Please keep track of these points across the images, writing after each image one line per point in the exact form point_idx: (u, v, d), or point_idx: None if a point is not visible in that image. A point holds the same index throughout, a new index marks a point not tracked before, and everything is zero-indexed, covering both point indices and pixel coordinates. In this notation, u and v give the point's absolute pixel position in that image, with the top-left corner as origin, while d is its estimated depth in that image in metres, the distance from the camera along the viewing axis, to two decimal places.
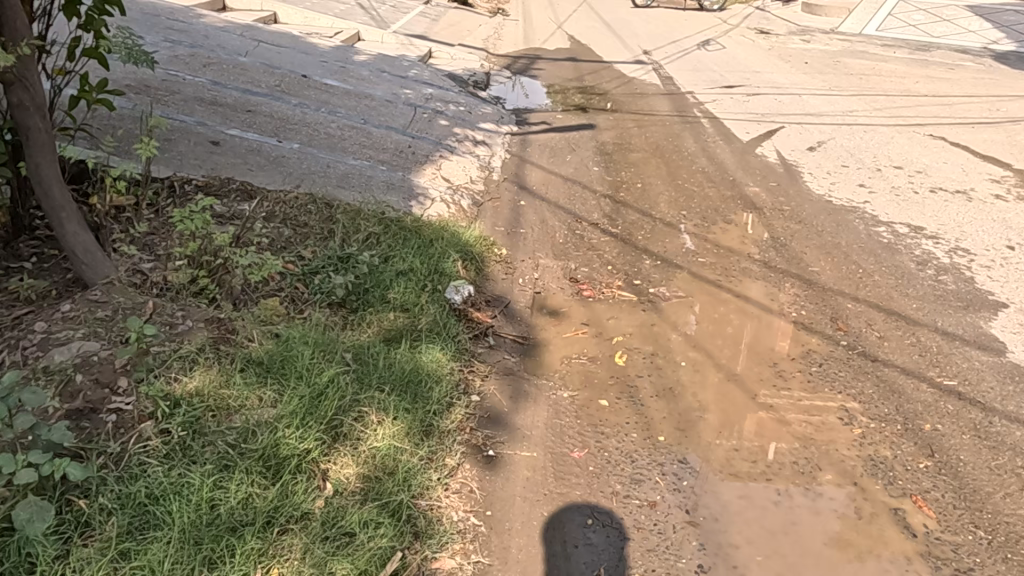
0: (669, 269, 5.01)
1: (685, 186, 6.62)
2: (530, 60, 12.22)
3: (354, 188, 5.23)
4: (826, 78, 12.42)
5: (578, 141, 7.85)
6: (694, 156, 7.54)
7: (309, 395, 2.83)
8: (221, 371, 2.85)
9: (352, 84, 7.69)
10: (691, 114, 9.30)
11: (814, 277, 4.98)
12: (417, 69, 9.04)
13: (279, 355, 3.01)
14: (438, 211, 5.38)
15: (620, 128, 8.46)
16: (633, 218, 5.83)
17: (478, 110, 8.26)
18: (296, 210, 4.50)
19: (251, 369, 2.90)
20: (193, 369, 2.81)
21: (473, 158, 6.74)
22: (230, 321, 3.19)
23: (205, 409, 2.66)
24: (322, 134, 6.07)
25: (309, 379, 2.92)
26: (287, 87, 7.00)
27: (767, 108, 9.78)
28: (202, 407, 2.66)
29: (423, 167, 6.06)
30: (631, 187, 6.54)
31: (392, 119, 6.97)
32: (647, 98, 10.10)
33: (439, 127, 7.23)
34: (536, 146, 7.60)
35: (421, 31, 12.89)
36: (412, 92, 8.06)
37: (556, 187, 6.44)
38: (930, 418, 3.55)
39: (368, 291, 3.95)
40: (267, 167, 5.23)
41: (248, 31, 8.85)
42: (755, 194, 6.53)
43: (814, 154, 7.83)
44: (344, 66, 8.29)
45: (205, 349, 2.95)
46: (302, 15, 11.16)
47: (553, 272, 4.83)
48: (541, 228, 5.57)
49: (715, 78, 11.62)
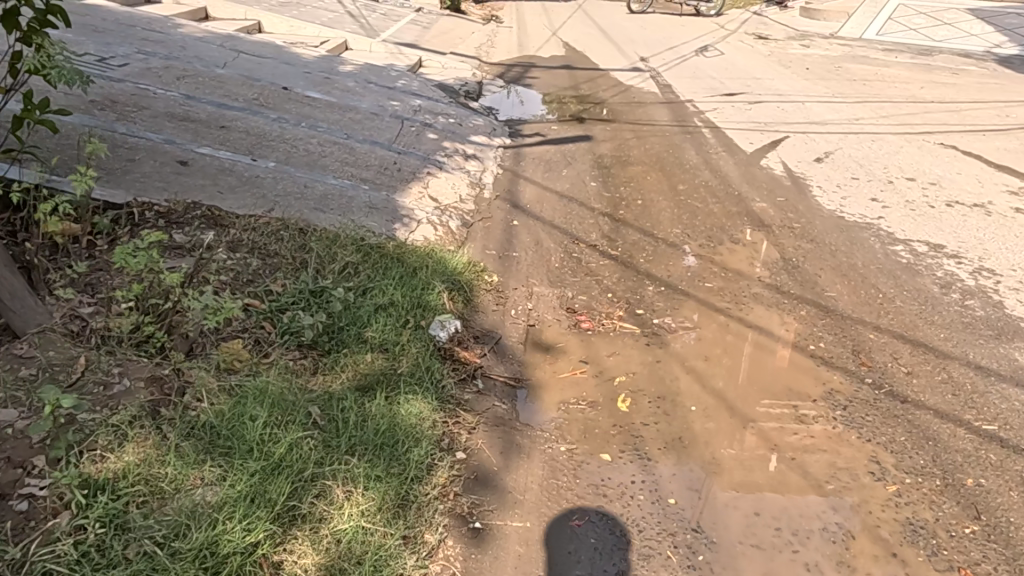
0: (674, 295, 4.63)
1: (687, 202, 6.24)
2: (525, 68, 11.86)
3: (333, 211, 4.84)
4: (828, 84, 12.07)
5: (574, 155, 7.47)
6: (696, 169, 7.17)
7: (260, 474, 2.45)
8: (156, 447, 2.47)
9: (336, 96, 7.31)
10: (691, 124, 8.93)
11: (831, 303, 4.60)
12: (405, 80, 8.67)
13: (228, 423, 2.64)
14: (424, 234, 5.00)
15: (618, 140, 8.10)
16: (634, 239, 5.45)
17: (469, 122, 7.88)
18: (265, 238, 4.12)
19: (192, 443, 2.52)
20: (123, 446, 2.43)
21: (464, 174, 6.36)
22: (176, 379, 2.82)
23: (131, 499, 2.27)
24: (301, 151, 5.68)
25: (260, 453, 2.54)
26: (265, 100, 6.62)
27: (770, 116, 9.42)
28: (128, 496, 2.28)
29: (408, 185, 5.68)
30: (631, 203, 6.16)
31: (377, 133, 6.59)
32: (645, 107, 9.74)
33: (428, 141, 6.85)
34: (530, 159, 7.22)
35: (412, 40, 12.53)
36: (400, 103, 7.69)
37: (552, 205, 6.06)
38: (972, 472, 3.17)
39: (342, 330, 3.57)
40: (238, 188, 4.84)
41: (228, 41, 8.48)
42: (763, 210, 6.15)
43: (822, 166, 7.46)
44: (328, 77, 7.91)
45: (141, 418, 2.57)
46: (288, 24, 10.79)
47: (548, 301, 4.44)
48: (535, 250, 5.19)
49: (715, 86, 11.26)
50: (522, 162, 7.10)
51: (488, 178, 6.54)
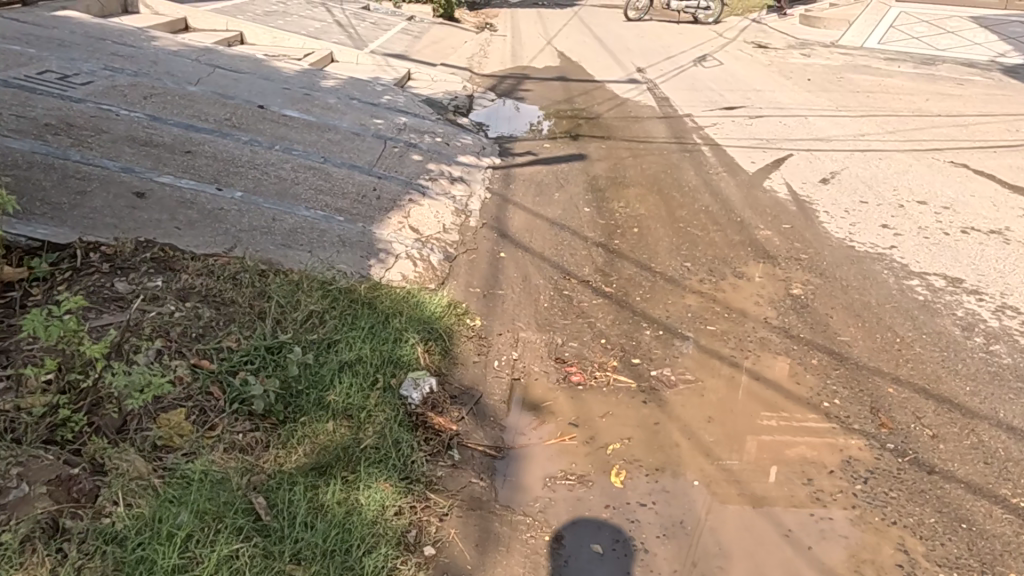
0: (673, 341, 4.24)
1: (687, 230, 5.85)
2: (518, 80, 11.49)
3: (301, 248, 4.46)
4: (831, 96, 11.70)
5: (567, 176, 7.09)
6: (695, 192, 6.79)
7: None
8: None
9: (315, 115, 6.92)
10: (690, 140, 8.55)
11: (845, 349, 4.21)
12: (390, 95, 8.28)
13: (143, 544, 2.29)
14: (402, 271, 4.61)
15: (614, 159, 7.71)
16: (630, 273, 5.07)
17: (456, 141, 7.50)
18: (222, 283, 3.73)
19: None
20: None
21: (449, 200, 5.97)
22: (89, 481, 2.47)
23: None
24: (272, 179, 5.29)
25: None
26: (238, 121, 6.23)
27: (772, 133, 9.04)
28: None
29: (387, 214, 5.29)
30: (626, 232, 5.78)
31: (357, 155, 6.20)
32: (642, 122, 9.36)
33: (411, 163, 6.47)
34: (520, 181, 6.83)
35: (402, 50, 12.16)
36: (383, 121, 7.30)
37: (542, 234, 5.67)
38: (1014, 564, 2.78)
39: (301, 395, 3.19)
40: (199, 222, 4.45)
41: (205, 54, 8.10)
42: (767, 239, 5.77)
43: (828, 188, 7.08)
44: (309, 93, 7.53)
45: (34, 537, 2.24)
46: (271, 35, 10.40)
47: (535, 350, 4.04)
48: (523, 287, 4.80)
49: (714, 99, 10.89)
50: (512, 185, 6.71)
51: (475, 203, 6.15)
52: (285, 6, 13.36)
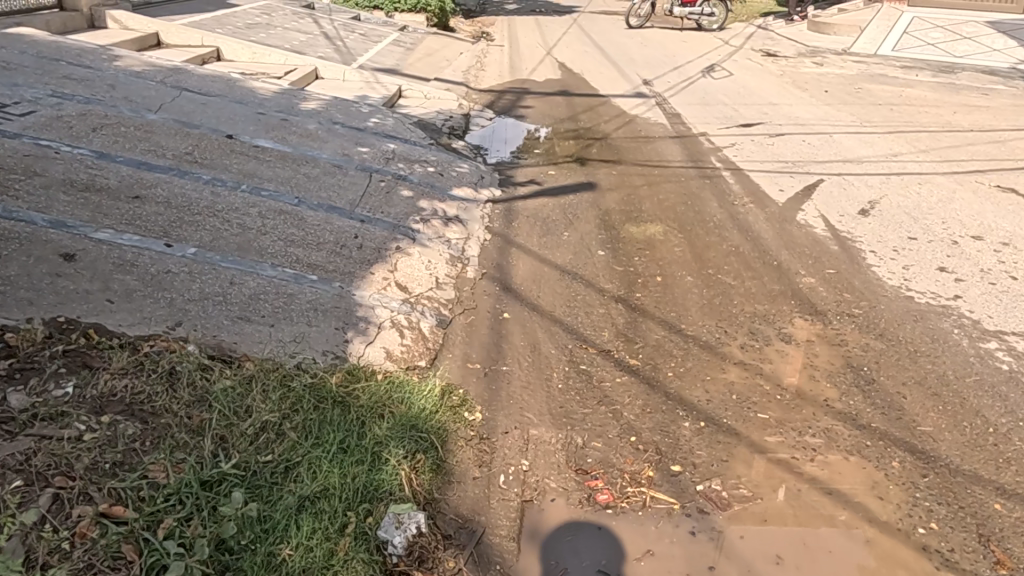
0: (719, 436, 3.45)
1: (717, 279, 5.06)
2: (517, 95, 10.73)
3: (262, 321, 3.68)
4: (853, 110, 10.94)
5: (576, 210, 6.30)
6: (722, 229, 6.00)
7: None
8: None
9: (291, 145, 6.13)
10: (709, 164, 7.78)
11: (930, 446, 3.43)
12: (377, 118, 7.50)
13: None
14: (385, 344, 3.82)
15: (626, 188, 6.93)
16: (657, 337, 4.28)
17: (451, 170, 6.71)
18: (152, 387, 2.93)
19: None
20: None
21: (441, 245, 5.19)
22: None
23: None
24: (235, 229, 4.49)
25: None
26: (201, 155, 5.44)
27: (796, 154, 8.26)
28: None
29: (370, 269, 4.50)
30: (647, 283, 4.98)
31: (336, 193, 5.41)
32: (654, 143, 8.59)
33: (400, 199, 5.68)
34: (522, 218, 6.05)
35: (393, 64, 11.40)
36: (369, 150, 6.51)
37: (550, 286, 4.88)
38: None
39: (245, 553, 2.41)
40: (138, 293, 3.65)
41: (173, 76, 7.32)
42: (812, 289, 4.98)
43: (869, 220, 6.30)
44: (286, 118, 6.75)
45: None
46: (250, 51, 9.57)
47: (549, 454, 3.25)
48: (531, 359, 4.00)
49: (729, 115, 10.13)
50: (514, 222, 5.94)
51: (473, 247, 5.36)
52: (269, 18, 12.58)
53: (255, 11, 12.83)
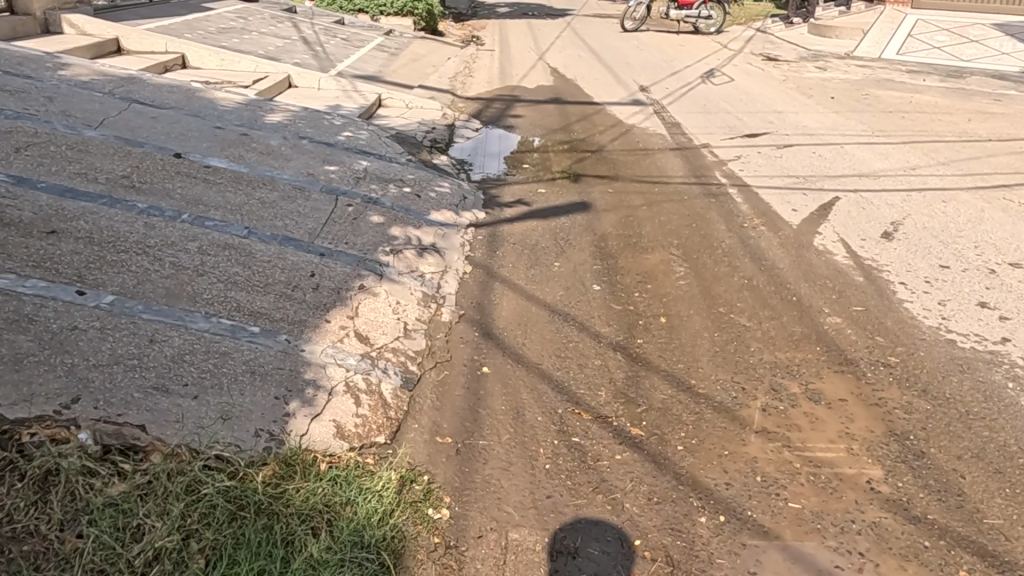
0: (744, 536, 2.80)
1: (729, 320, 4.40)
2: (506, 104, 10.09)
3: (183, 393, 3.01)
4: (862, 117, 10.32)
5: (568, 235, 5.64)
6: (731, 256, 5.36)
7: None
8: None
9: (249, 164, 5.46)
10: (713, 180, 7.15)
11: (1004, 548, 2.78)
12: (350, 132, 6.84)
13: None
14: (335, 415, 3.15)
15: (624, 208, 6.27)
16: (664, 397, 3.63)
17: (429, 190, 6.04)
18: (19, 500, 2.33)
19: None
20: None
21: (413, 282, 4.52)
22: None
23: None
24: (167, 270, 3.83)
25: None
26: (141, 178, 4.78)
27: (807, 167, 7.62)
28: None
29: (325, 315, 3.84)
30: (649, 325, 4.33)
31: (294, 221, 4.74)
32: (653, 156, 7.96)
33: (368, 226, 5.02)
34: (508, 245, 5.39)
35: (374, 71, 10.76)
36: (337, 169, 5.84)
37: (539, 330, 4.22)
38: None
39: None
40: (30, 359, 2.98)
41: (125, 86, 6.65)
42: (839, 332, 4.33)
43: (893, 245, 5.67)
44: (246, 133, 6.08)
45: None
46: (218, 57, 8.89)
47: (533, 570, 2.60)
48: (514, 429, 3.34)
49: (733, 124, 9.50)
50: (499, 251, 5.29)
51: (451, 282, 4.70)
52: (245, 23, 11.92)
53: (231, 16, 12.18)
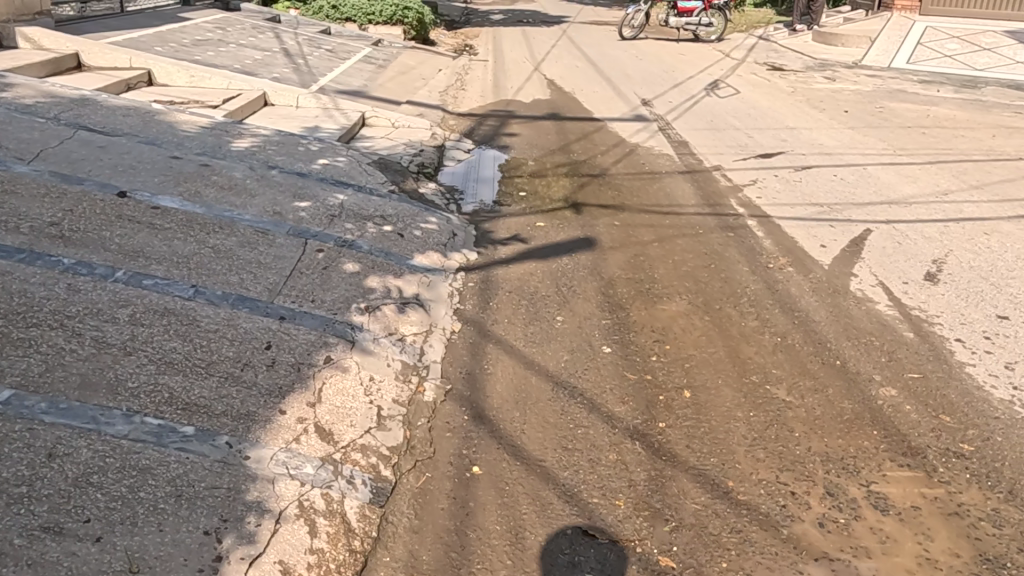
0: None
1: (766, 395, 3.72)
2: (500, 120, 9.43)
3: (79, 535, 2.32)
4: (881, 133, 9.68)
5: (571, 280, 4.96)
6: (759, 306, 4.68)
7: None
8: None
9: (205, 203, 4.77)
10: (730, 208, 6.48)
11: None
12: (327, 159, 6.15)
13: None
14: (282, 554, 2.46)
15: (632, 245, 5.59)
16: (698, 508, 2.94)
17: (413, 227, 5.35)
18: None
19: None
20: None
21: (391, 349, 3.83)
22: None
23: None
24: (85, 349, 3.13)
25: None
26: (72, 224, 4.08)
27: (831, 193, 6.96)
28: None
29: (279, 403, 3.14)
30: (672, 401, 3.64)
31: (251, 275, 4.05)
32: (661, 180, 7.29)
33: (339, 276, 4.32)
34: (504, 295, 4.71)
35: (359, 85, 10.08)
36: (309, 205, 5.14)
37: (540, 410, 3.53)
38: None
39: None
40: None
41: (74, 109, 5.95)
42: (896, 409, 3.66)
43: (940, 289, 5.01)
44: (207, 164, 5.38)
45: None
46: (187, 73, 8.14)
47: None
48: (512, 560, 2.65)
49: (744, 142, 8.84)
50: (492, 302, 4.60)
51: (436, 344, 4.01)
52: (222, 33, 11.24)
53: (208, 26, 11.49)
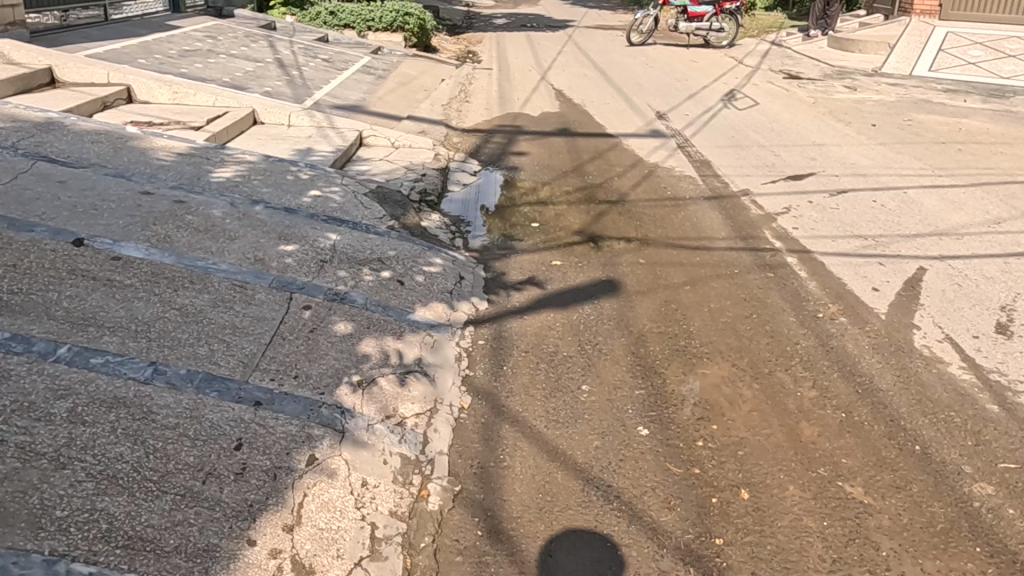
0: None
1: (840, 496, 3.10)
2: (508, 136, 8.81)
3: None
4: (915, 150, 9.05)
5: (595, 336, 4.33)
6: (814, 370, 4.06)
7: None
8: None
9: (176, 250, 4.15)
10: (766, 242, 5.86)
11: None
12: (318, 190, 5.53)
13: None
14: None
15: (661, 289, 4.97)
16: None
17: (415, 270, 4.73)
18: None
19: None
20: None
21: (389, 437, 3.20)
22: None
23: None
24: (6, 463, 2.50)
25: None
26: (13, 285, 3.46)
27: (874, 223, 6.34)
28: None
29: (248, 531, 2.51)
30: (729, 506, 3.02)
31: (223, 346, 3.42)
32: (686, 207, 6.67)
33: (328, 341, 3.70)
34: (520, 357, 4.08)
35: (357, 99, 9.47)
36: (296, 249, 4.52)
37: (570, 520, 2.91)
38: None
39: None
40: None
41: (36, 135, 5.34)
42: (998, 515, 3.04)
43: (1017, 345, 4.38)
44: (181, 201, 4.76)
45: None
46: (169, 89, 7.51)
47: None
48: None
49: (771, 161, 8.22)
50: (507, 367, 3.97)
51: (442, 427, 3.38)
52: (213, 43, 10.64)
53: (198, 35, 10.88)
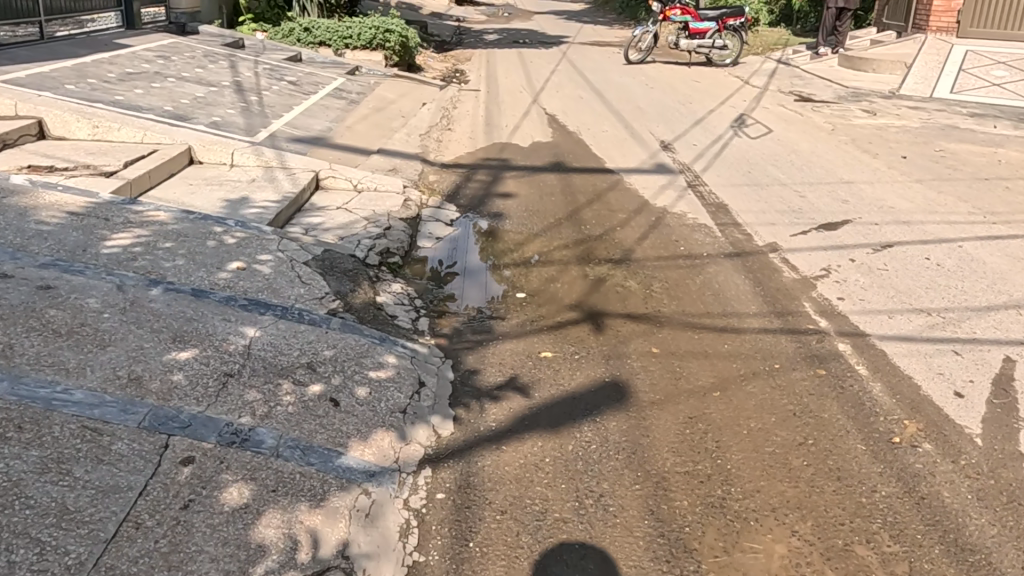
0: None
1: None
2: (492, 173, 7.66)
3: None
4: (957, 188, 7.94)
5: (599, 482, 3.15)
6: (910, 542, 2.89)
7: None
8: None
9: (12, 370, 2.98)
10: (807, 320, 4.70)
11: None
12: (244, 260, 4.37)
13: None
14: None
15: (683, 398, 3.80)
16: None
17: (357, 379, 3.56)
18: None
19: None
20: None
21: None
22: None
23: None
24: None
25: None
26: None
27: (933, 290, 5.20)
28: None
29: None
30: None
31: (33, 553, 2.24)
32: (703, 268, 5.51)
33: (207, 523, 2.51)
34: (494, 521, 2.90)
35: (321, 129, 8.32)
36: (193, 356, 3.35)
37: None
38: None
39: None
40: None
41: None
42: None
43: None
44: (47, 286, 3.59)
45: None
46: (89, 122, 6.34)
47: None
48: None
49: (796, 204, 7.09)
50: (473, 544, 2.78)
51: None
52: (163, 64, 9.48)
53: (148, 55, 9.73)
